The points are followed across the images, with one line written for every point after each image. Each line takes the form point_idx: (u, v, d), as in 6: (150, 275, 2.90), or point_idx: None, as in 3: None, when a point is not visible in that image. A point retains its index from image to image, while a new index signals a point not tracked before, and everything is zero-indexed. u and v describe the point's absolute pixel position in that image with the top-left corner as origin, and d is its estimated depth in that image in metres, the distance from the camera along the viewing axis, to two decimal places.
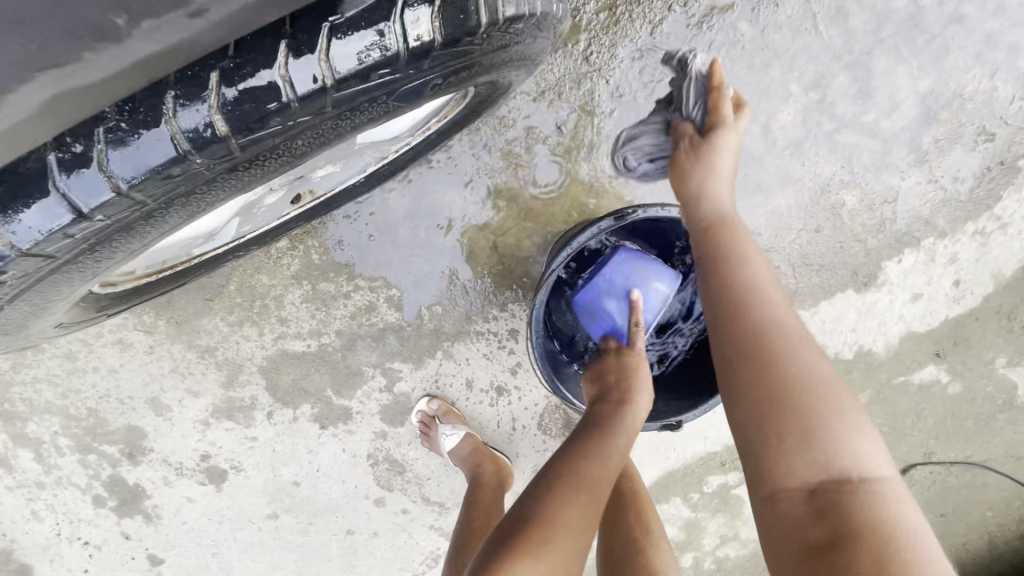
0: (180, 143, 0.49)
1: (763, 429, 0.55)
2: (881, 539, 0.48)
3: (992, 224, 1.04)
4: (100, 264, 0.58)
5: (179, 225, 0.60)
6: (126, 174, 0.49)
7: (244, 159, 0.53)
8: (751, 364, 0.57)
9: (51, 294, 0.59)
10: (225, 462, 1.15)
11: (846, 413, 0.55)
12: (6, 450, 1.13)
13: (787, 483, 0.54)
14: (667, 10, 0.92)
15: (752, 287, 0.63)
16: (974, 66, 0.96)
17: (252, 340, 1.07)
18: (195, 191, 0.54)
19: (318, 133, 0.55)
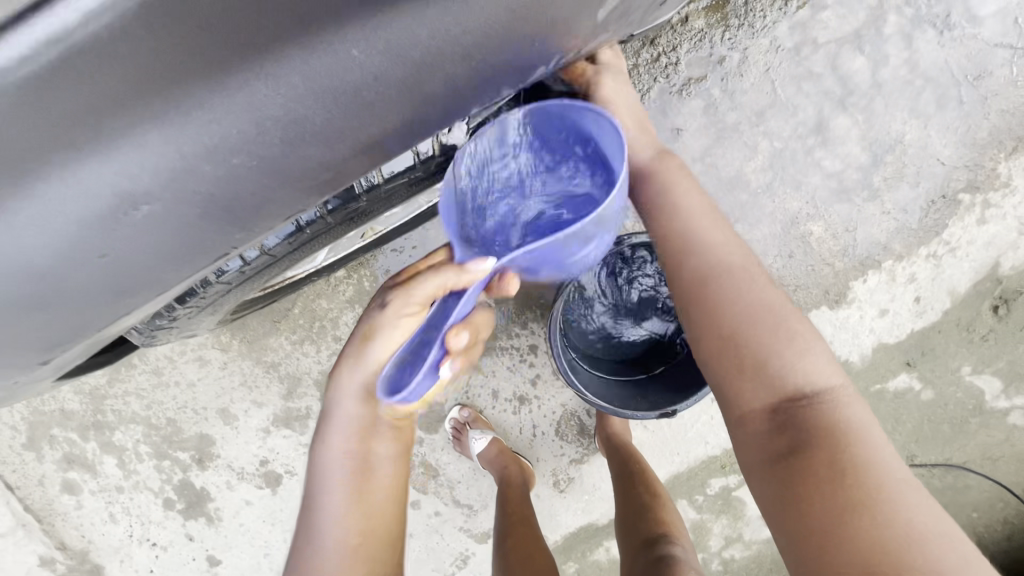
0: (358, 187, 0.68)
1: (730, 368, 0.73)
2: (828, 442, 0.65)
3: (943, 248, 1.21)
4: (289, 262, 0.76)
5: (332, 239, 0.79)
6: (329, 204, 0.67)
7: (383, 197, 0.75)
8: (711, 316, 0.75)
9: (245, 288, 0.77)
10: (281, 467, 1.31)
11: (798, 344, 0.72)
12: (94, 456, 1.31)
13: (755, 406, 0.71)
14: (653, 81, 1.15)
15: (717, 243, 0.81)
16: (910, 119, 1.17)
17: (311, 356, 1.25)
18: (355, 216, 0.75)
19: (417, 182, 0.78)
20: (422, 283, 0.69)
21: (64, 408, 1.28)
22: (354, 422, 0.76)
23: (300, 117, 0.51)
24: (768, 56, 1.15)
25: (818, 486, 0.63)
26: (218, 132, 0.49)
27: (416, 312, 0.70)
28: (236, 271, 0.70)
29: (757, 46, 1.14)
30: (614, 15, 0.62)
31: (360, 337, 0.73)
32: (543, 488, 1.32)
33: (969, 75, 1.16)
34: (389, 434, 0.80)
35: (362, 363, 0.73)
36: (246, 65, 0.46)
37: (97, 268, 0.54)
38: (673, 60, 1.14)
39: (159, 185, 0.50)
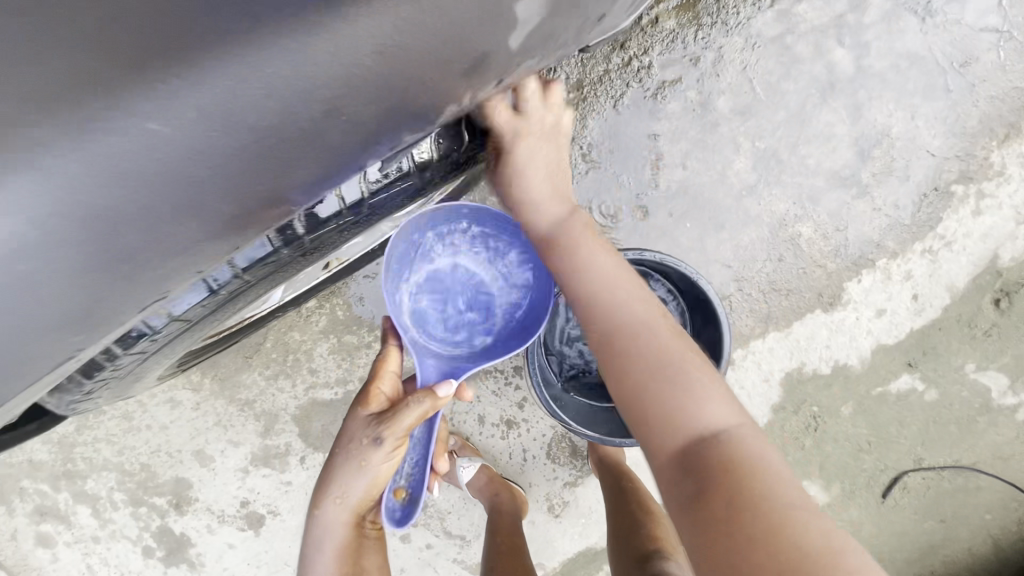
0: (274, 240, 0.59)
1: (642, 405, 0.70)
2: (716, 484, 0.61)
3: (938, 243, 1.16)
4: (212, 318, 0.67)
5: (265, 287, 0.70)
6: (242, 260, 0.57)
7: (313, 242, 0.65)
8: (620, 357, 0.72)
9: (168, 353, 0.68)
10: (262, 507, 1.25)
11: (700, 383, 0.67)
12: (67, 507, 1.25)
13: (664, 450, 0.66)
14: (625, 87, 1.10)
15: (612, 297, 0.76)
16: (896, 110, 1.12)
17: (287, 392, 1.20)
18: (280, 266, 0.66)
19: (357, 224, 0.70)
20: (406, 421, 0.75)
21: (32, 458, 1.22)
22: (339, 548, 0.77)
23: (165, 175, 0.44)
24: (744, 55, 1.10)
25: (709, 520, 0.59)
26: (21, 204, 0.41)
27: (400, 445, 0.75)
28: (145, 345, 0.60)
29: (731, 44, 1.09)
30: (534, 39, 0.57)
31: (347, 470, 0.76)
32: (537, 515, 1.27)
33: (955, 62, 1.11)
34: (377, 543, 0.82)
35: (353, 493, 0.77)
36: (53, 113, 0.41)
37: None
38: (645, 63, 1.09)
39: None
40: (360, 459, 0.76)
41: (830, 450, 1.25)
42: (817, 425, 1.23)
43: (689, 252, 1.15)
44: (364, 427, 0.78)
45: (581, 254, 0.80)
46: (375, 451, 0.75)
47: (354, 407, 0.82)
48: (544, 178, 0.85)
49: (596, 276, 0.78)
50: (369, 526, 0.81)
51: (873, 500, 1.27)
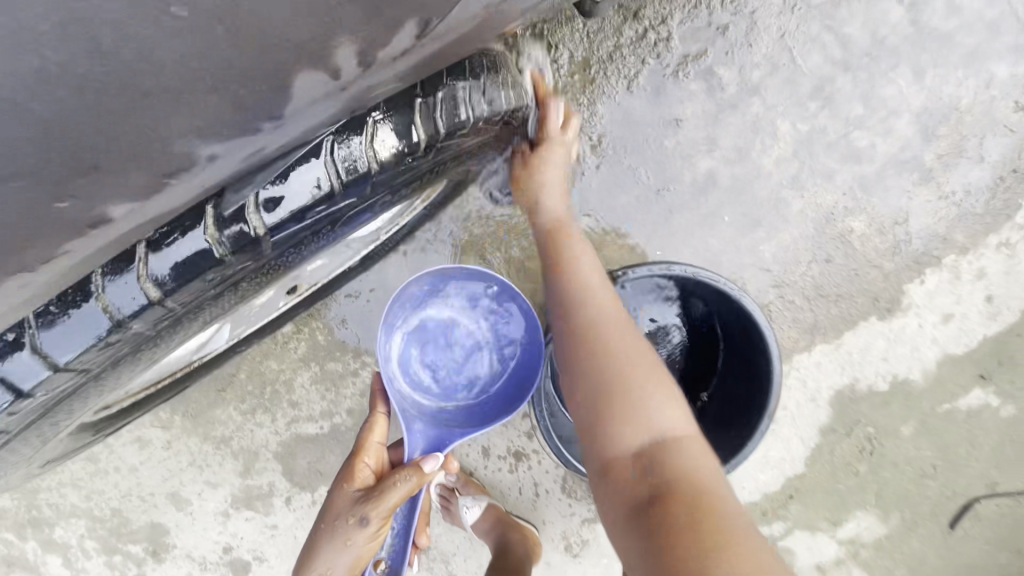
0: (113, 315, 0.51)
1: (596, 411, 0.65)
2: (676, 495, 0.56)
3: (1018, 234, 0.98)
4: (73, 411, 0.62)
5: (166, 351, 0.64)
6: (61, 353, 0.52)
7: (184, 309, 0.56)
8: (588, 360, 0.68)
9: (43, 438, 0.64)
10: (247, 553, 1.13)
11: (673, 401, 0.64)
12: (35, 557, 1.14)
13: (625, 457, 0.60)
14: (641, 64, 0.93)
15: (588, 303, 0.71)
16: (966, 79, 0.94)
17: (266, 427, 1.07)
18: (141, 344, 0.58)
19: (281, 255, 0.59)
20: (393, 497, 0.67)
21: None
22: None
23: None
24: (782, 19, 0.92)
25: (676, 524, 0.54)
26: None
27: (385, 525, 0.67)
28: None
29: (765, 8, 0.92)
30: None
31: (325, 552, 0.67)
32: (552, 555, 1.13)
33: None
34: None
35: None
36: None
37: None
38: (664, 34, 0.92)
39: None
40: (341, 538, 0.67)
41: (888, 476, 1.08)
42: (873, 448, 1.07)
43: (721, 255, 0.98)
44: (347, 504, 0.70)
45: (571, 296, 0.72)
46: (360, 531, 0.67)
47: (338, 484, 0.73)
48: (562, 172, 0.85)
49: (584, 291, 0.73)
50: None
51: (940, 531, 1.10)
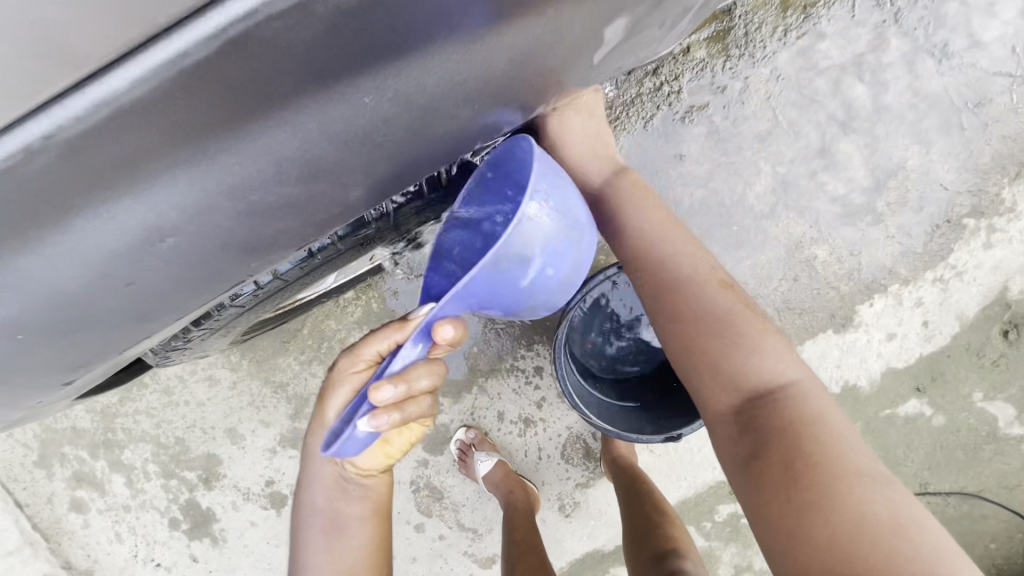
0: (366, 217, 0.66)
1: (697, 372, 0.74)
2: (788, 422, 0.64)
3: (949, 272, 1.22)
4: (288, 290, 0.77)
5: (332, 268, 0.78)
6: (340, 230, 0.66)
7: (385, 225, 0.72)
8: (676, 336, 0.77)
9: (253, 312, 0.78)
10: (287, 487, 1.31)
11: (761, 340, 0.72)
12: (102, 475, 1.32)
13: (730, 410, 0.70)
14: (656, 109, 1.17)
15: (683, 276, 0.80)
16: (912, 146, 1.18)
17: (318, 376, 1.27)
18: (360, 244, 0.74)
19: (419, 213, 0.76)
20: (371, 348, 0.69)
21: (75, 426, 1.30)
22: (319, 480, 0.77)
23: (314, 157, 0.52)
24: (769, 85, 1.17)
25: (793, 442, 0.62)
26: (141, 220, 0.49)
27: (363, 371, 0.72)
28: (246, 296, 0.70)
29: (757, 75, 1.17)
30: (608, 56, 0.65)
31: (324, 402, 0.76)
32: (548, 513, 1.31)
33: (971, 103, 1.18)
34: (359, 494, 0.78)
35: (324, 420, 0.76)
36: (180, 148, 0.46)
37: (62, 333, 0.57)
38: (675, 88, 1.17)
39: (119, 264, 0.52)
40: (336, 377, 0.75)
41: None
42: None
43: None
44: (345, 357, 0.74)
45: (676, 272, 0.81)
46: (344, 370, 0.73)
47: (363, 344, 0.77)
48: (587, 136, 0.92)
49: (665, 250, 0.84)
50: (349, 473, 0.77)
51: None
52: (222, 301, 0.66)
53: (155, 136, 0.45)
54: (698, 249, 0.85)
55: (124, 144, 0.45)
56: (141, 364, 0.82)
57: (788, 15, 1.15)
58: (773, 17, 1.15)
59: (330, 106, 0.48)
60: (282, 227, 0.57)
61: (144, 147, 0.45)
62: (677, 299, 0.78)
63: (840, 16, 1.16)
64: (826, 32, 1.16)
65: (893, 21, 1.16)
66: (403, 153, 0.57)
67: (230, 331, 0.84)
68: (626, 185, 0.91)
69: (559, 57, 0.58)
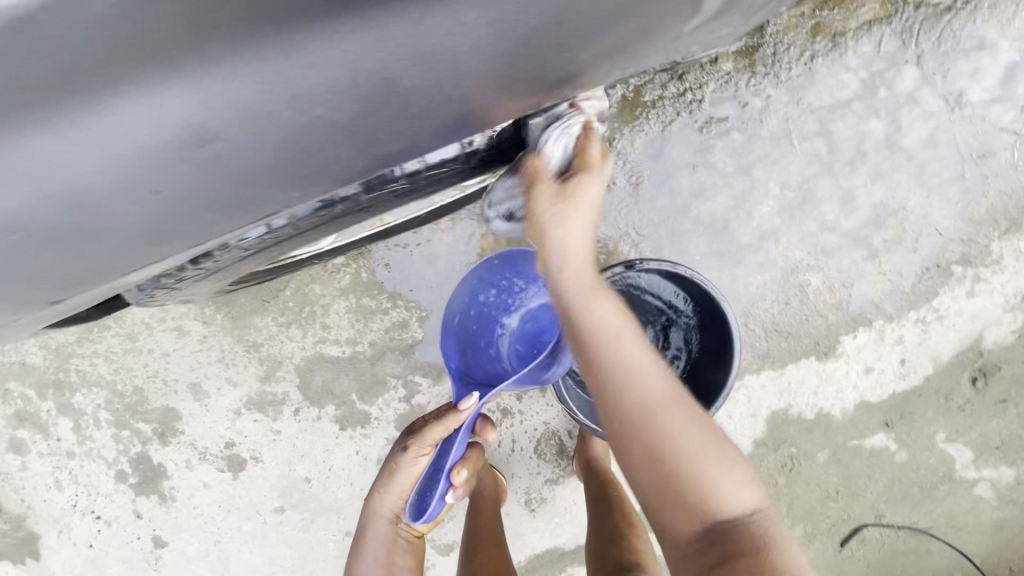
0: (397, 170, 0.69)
1: (660, 492, 0.63)
2: (761, 555, 0.60)
3: (931, 315, 1.25)
4: (291, 242, 0.76)
5: (340, 226, 0.78)
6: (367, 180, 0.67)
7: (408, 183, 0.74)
8: (638, 448, 0.64)
9: (251, 260, 0.76)
10: (246, 451, 1.26)
11: (728, 460, 0.64)
12: (48, 417, 1.24)
13: (682, 533, 0.63)
14: (676, 115, 1.16)
15: (645, 385, 0.65)
16: (915, 186, 1.21)
17: (295, 341, 1.22)
18: (377, 203, 0.76)
19: (441, 178, 0.78)
20: (433, 433, 0.93)
21: (25, 361, 1.21)
22: (381, 536, 1.00)
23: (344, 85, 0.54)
24: (789, 107, 1.17)
25: (762, 575, 0.58)
26: (125, 132, 0.52)
27: (426, 452, 0.96)
28: (253, 239, 0.70)
29: (779, 96, 1.17)
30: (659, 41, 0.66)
31: (388, 474, 0.99)
32: (513, 506, 1.30)
33: (975, 153, 1.20)
34: (407, 557, 1.03)
35: (391, 490, 0.98)
36: (214, 38, 0.50)
37: (59, 243, 0.58)
38: (698, 96, 1.16)
39: (154, 165, 0.54)
40: (398, 463, 0.97)
41: (800, 491, 1.31)
42: (792, 465, 1.29)
43: None
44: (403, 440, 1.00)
45: (632, 377, 0.66)
46: (408, 457, 0.96)
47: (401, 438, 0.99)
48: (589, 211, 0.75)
49: (617, 350, 0.67)
50: (404, 531, 1.02)
51: (832, 547, 1.32)
52: (241, 236, 0.67)
53: (135, 34, 0.49)
54: (652, 351, 0.70)
55: (104, 41, 0.49)
56: (116, 303, 0.77)
57: (817, 41, 1.15)
58: (802, 41, 1.15)
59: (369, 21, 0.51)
60: (310, 158, 0.59)
61: (172, 36, 0.50)
62: (638, 409, 0.64)
63: (866, 48, 1.16)
64: (849, 64, 1.17)
65: (916, 62, 1.17)
66: (439, 99, 0.59)
67: (217, 279, 0.80)
68: (586, 289, 0.71)
69: (607, 30, 0.59)
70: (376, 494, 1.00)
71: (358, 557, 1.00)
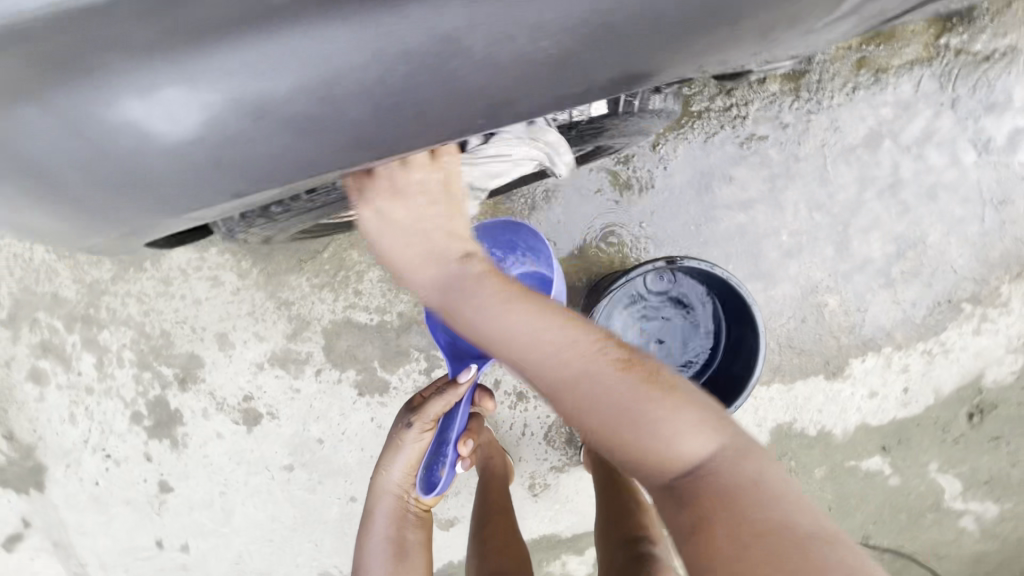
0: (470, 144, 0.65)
1: (613, 459, 0.64)
2: (716, 494, 0.58)
3: (938, 347, 1.31)
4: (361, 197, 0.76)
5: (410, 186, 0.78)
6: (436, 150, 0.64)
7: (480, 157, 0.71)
8: (575, 426, 0.65)
9: (318, 211, 0.76)
10: (263, 406, 1.28)
11: (660, 407, 0.61)
12: (72, 350, 1.25)
13: (650, 495, 0.62)
14: (719, 128, 1.21)
15: (552, 362, 0.64)
16: (937, 223, 1.26)
17: (326, 303, 1.24)
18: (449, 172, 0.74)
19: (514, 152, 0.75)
20: (433, 408, 0.97)
21: (57, 293, 1.23)
22: (390, 512, 1.03)
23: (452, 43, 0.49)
24: (827, 134, 1.23)
25: (714, 518, 0.56)
26: (251, 74, 0.46)
27: (427, 426, 0.99)
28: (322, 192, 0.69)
29: (819, 123, 1.22)
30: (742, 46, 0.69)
31: (391, 451, 1.02)
32: (517, 489, 1.33)
33: (996, 198, 1.26)
34: (418, 534, 1.05)
35: (395, 466, 1.02)
36: None
37: (143, 178, 0.53)
38: (743, 113, 1.21)
39: (269, 114, 0.49)
40: (399, 439, 1.01)
41: None
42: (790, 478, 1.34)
43: None
44: (403, 417, 1.03)
45: (533, 365, 0.65)
46: (409, 432, 1.00)
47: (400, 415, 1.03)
48: (421, 202, 0.69)
49: (505, 342, 0.65)
50: (413, 505, 1.05)
51: None
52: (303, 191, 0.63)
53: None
54: (553, 315, 0.66)
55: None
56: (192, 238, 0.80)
57: (860, 74, 1.21)
58: (846, 72, 1.21)
59: (527, 6, 0.46)
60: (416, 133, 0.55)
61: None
62: (556, 392, 0.64)
63: (906, 87, 1.22)
64: (889, 99, 1.22)
65: (950, 105, 1.23)
66: (570, 92, 0.54)
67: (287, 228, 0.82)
68: (470, 280, 0.68)
69: None
70: (380, 472, 1.03)
71: (366, 538, 1.02)
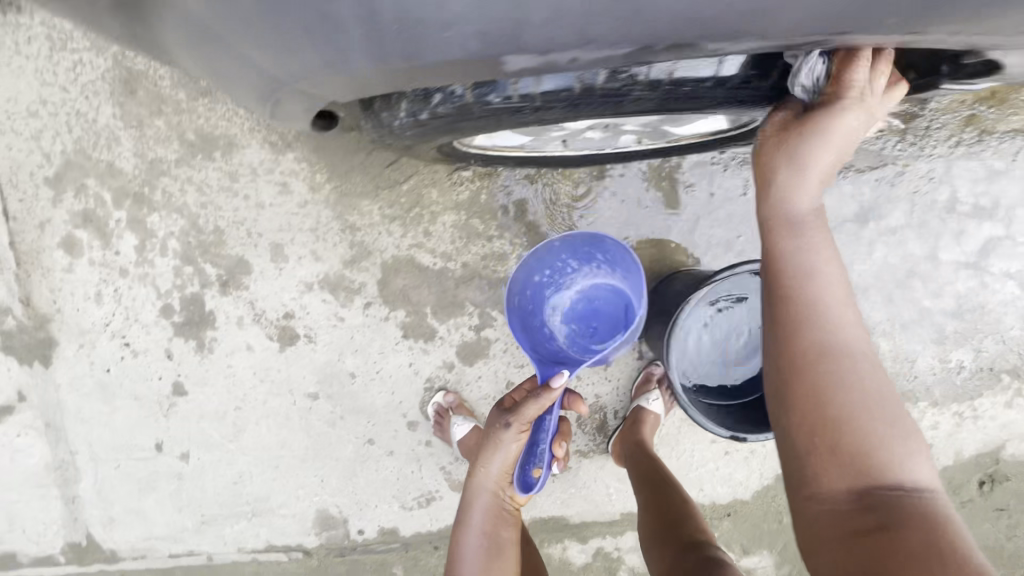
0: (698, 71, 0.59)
1: (817, 442, 0.65)
2: (919, 521, 0.60)
3: (969, 412, 1.34)
4: (532, 118, 0.68)
5: (584, 119, 0.70)
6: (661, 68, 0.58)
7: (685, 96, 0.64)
8: (800, 394, 0.66)
9: (477, 122, 0.69)
10: (302, 328, 1.23)
11: (900, 430, 0.65)
12: (114, 227, 1.18)
13: (832, 493, 0.64)
14: None
15: (824, 326, 0.67)
16: (999, 292, 1.29)
17: (393, 237, 1.20)
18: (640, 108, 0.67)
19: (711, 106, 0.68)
20: (531, 411, 0.92)
21: (114, 163, 1.16)
22: (485, 510, 1.00)
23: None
24: (920, 182, 1.24)
25: (914, 536, 0.58)
26: None
27: (524, 429, 0.94)
28: (507, 93, 0.61)
29: (916, 169, 1.23)
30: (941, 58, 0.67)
31: (488, 449, 0.97)
32: None
33: None
34: (511, 534, 1.02)
35: (490, 465, 0.98)
36: None
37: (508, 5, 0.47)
38: None
39: None
40: (495, 439, 0.96)
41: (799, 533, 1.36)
42: None
43: None
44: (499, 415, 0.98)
45: (806, 319, 0.67)
46: (506, 433, 0.95)
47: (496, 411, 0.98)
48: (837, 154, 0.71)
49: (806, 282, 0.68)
50: (508, 504, 1.02)
51: None
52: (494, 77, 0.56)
53: None
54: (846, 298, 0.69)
55: None
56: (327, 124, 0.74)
57: (966, 131, 1.22)
58: (954, 125, 1.22)
59: None
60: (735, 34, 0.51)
61: None
62: (807, 352, 0.66)
63: (1004, 154, 1.24)
64: (986, 162, 1.24)
65: None
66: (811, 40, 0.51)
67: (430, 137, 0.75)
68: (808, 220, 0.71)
69: None
70: (475, 469, 1.00)
71: (462, 529, 1.01)
